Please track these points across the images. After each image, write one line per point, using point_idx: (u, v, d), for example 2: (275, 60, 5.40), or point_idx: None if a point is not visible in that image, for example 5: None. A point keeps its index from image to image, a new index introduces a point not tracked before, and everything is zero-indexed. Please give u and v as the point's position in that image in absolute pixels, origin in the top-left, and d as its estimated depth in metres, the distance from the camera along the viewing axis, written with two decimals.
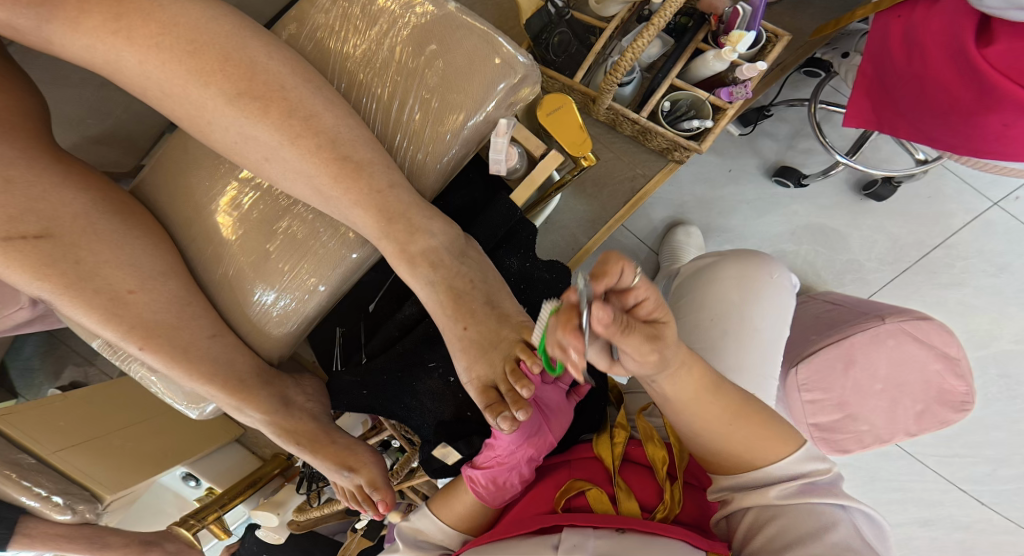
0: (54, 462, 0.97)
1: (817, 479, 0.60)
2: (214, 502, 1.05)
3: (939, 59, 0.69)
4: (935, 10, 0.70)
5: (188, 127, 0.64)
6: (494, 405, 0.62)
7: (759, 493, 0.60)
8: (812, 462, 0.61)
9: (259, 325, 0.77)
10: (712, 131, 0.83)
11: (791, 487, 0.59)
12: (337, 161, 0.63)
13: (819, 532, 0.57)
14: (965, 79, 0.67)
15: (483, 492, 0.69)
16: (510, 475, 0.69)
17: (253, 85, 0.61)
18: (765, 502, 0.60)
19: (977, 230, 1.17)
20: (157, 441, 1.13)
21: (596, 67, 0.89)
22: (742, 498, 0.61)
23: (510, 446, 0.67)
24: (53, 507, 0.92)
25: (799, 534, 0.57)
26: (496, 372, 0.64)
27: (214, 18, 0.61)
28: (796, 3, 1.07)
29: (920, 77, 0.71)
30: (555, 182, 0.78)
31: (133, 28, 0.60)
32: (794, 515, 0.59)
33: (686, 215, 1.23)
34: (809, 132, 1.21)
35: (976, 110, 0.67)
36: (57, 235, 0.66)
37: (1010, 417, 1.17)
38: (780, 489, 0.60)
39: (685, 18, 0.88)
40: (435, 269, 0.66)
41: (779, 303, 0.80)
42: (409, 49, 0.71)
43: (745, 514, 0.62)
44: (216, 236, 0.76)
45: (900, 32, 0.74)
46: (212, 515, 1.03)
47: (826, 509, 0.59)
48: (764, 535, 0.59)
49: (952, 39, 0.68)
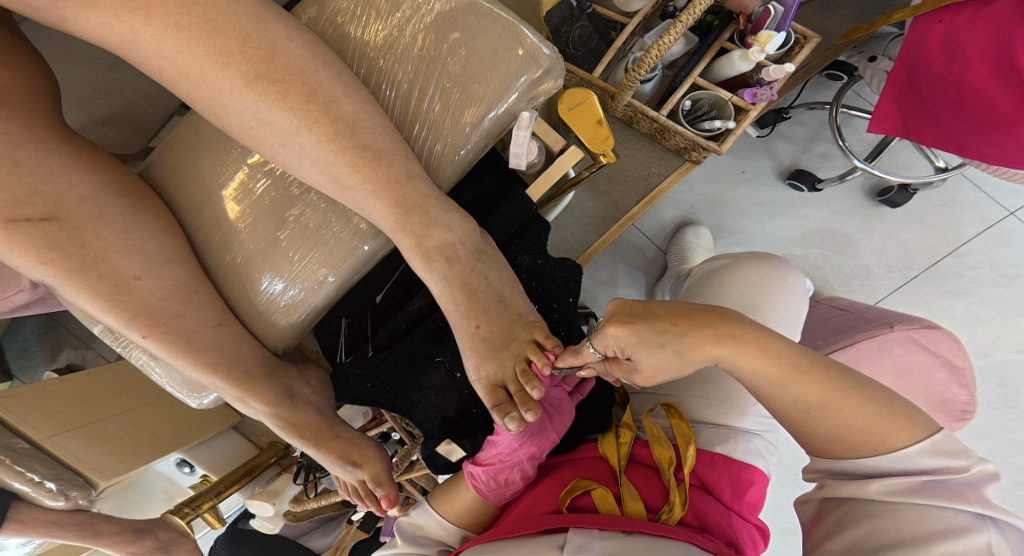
0: (50, 447, 0.96)
1: (941, 479, 0.54)
2: (210, 490, 1.06)
3: (984, 65, 0.68)
4: (982, 15, 0.69)
5: (203, 110, 0.63)
6: (501, 405, 0.62)
7: (860, 485, 0.56)
8: (930, 460, 0.55)
9: (266, 315, 0.75)
10: (733, 133, 0.82)
11: (900, 483, 0.55)
12: (355, 150, 0.61)
13: (924, 535, 0.52)
14: (1010, 87, 0.66)
15: (483, 488, 0.68)
16: (511, 472, 0.68)
17: (272, 68, 0.59)
18: (864, 496, 0.56)
19: (990, 239, 1.16)
20: (152, 430, 1.11)
21: (617, 63, 0.87)
22: (839, 485, 0.58)
23: (511, 443, 0.67)
24: (46, 493, 0.89)
25: (903, 536, 0.53)
26: (506, 372, 0.64)
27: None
28: (825, 4, 1.05)
29: (960, 83, 0.70)
30: (572, 178, 0.75)
31: (151, 6, 0.57)
32: (905, 514, 0.54)
33: (696, 215, 1.22)
34: (825, 136, 1.20)
35: (1016, 119, 0.66)
36: (63, 218, 0.65)
37: (1009, 428, 1.17)
38: (885, 485, 0.55)
39: (711, 17, 0.87)
40: (451, 264, 0.65)
41: (793, 306, 0.79)
42: (430, 37, 0.69)
43: (844, 504, 0.58)
44: (225, 223, 0.74)
45: (941, 36, 0.73)
46: (207, 503, 1.04)
47: (946, 512, 0.52)
48: (857, 528, 0.56)
49: (1001, 45, 0.67)
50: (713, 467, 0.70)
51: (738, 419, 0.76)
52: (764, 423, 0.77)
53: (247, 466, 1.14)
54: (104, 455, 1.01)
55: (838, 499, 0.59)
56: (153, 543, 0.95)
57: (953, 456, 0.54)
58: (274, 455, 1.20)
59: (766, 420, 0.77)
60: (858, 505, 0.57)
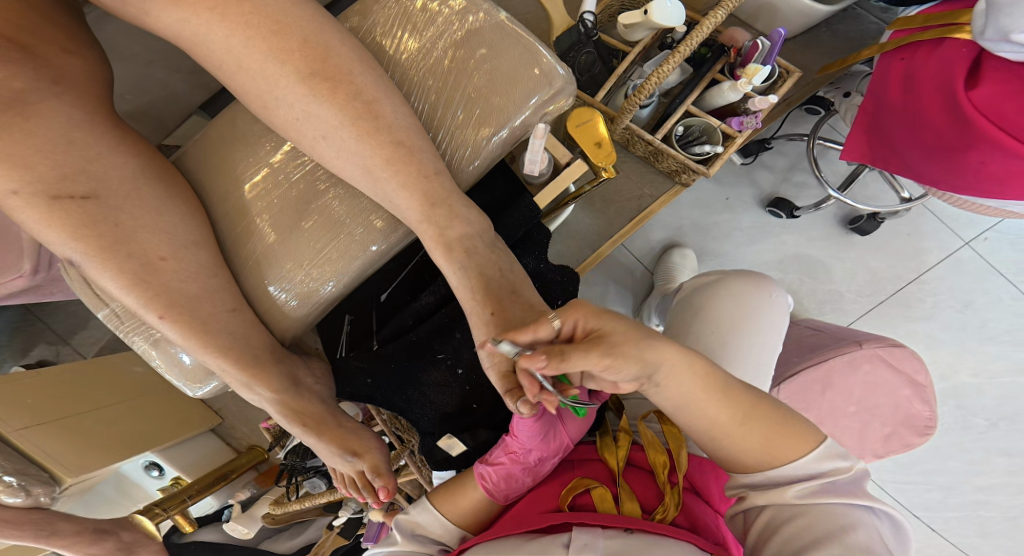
0: (14, 440, 0.91)
1: (836, 480, 0.58)
2: (181, 492, 1.08)
3: (930, 97, 0.77)
4: (935, 53, 0.79)
5: (253, 103, 0.67)
6: (512, 391, 0.65)
7: (779, 492, 0.58)
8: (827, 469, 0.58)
9: (277, 305, 0.78)
10: (720, 157, 0.90)
11: (809, 487, 0.58)
12: (391, 145, 0.66)
13: (838, 532, 0.55)
14: (950, 117, 0.75)
15: (493, 487, 0.72)
16: (524, 476, 0.72)
17: (326, 67, 0.64)
18: (784, 501, 0.58)
19: (948, 267, 1.26)
20: (125, 428, 1.10)
21: (617, 90, 0.96)
22: (757, 496, 0.60)
23: (523, 446, 0.71)
24: (4, 488, 0.82)
25: (819, 534, 0.55)
26: (516, 356, 0.68)
27: (301, 4, 0.65)
28: (807, 43, 1.16)
29: (913, 113, 0.80)
30: (572, 193, 0.82)
31: (228, 5, 0.62)
32: (817, 515, 0.57)
33: (683, 238, 1.30)
34: (805, 166, 1.30)
35: (958, 146, 0.75)
36: (104, 197, 0.68)
37: (966, 448, 1.25)
38: (798, 488, 0.58)
39: (705, 49, 0.97)
40: (470, 256, 0.69)
41: (780, 321, 0.85)
42: (460, 51, 0.75)
43: (760, 513, 0.60)
44: (247, 215, 0.77)
45: (901, 72, 0.83)
46: (177, 504, 1.05)
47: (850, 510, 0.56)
48: (782, 536, 0.57)
49: (944, 80, 0.76)
50: (702, 472, 0.74)
51: None
52: None
53: (222, 471, 1.20)
54: (77, 451, 0.99)
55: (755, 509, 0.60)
56: (116, 543, 0.91)
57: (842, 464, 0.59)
58: (252, 460, 1.28)
59: None
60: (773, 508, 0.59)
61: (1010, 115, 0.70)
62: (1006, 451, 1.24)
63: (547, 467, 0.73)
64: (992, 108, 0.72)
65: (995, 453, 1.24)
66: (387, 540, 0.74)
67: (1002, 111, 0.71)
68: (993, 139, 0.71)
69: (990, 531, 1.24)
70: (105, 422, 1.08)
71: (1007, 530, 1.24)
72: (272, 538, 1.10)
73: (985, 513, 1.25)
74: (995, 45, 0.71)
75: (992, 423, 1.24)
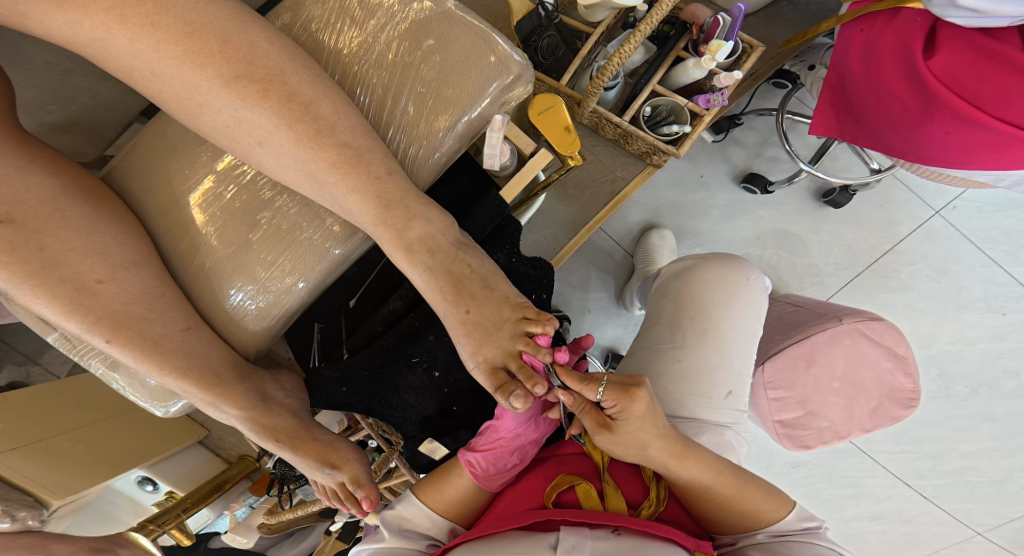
0: None
1: (797, 531, 0.68)
2: (175, 506, 0.98)
3: (890, 69, 0.75)
4: (892, 24, 0.76)
5: (176, 111, 0.65)
6: (505, 386, 0.63)
7: (751, 534, 0.69)
8: (804, 522, 0.69)
9: (234, 319, 0.75)
10: (689, 136, 0.87)
11: (774, 534, 0.68)
12: (336, 147, 0.64)
13: None
14: (912, 88, 0.73)
15: (481, 474, 0.69)
16: (511, 455, 0.70)
17: (251, 68, 0.62)
18: (755, 543, 0.68)
19: (921, 237, 1.25)
20: (117, 442, 1.03)
21: (582, 72, 0.92)
22: (738, 537, 0.69)
23: (516, 428, 0.69)
24: None
25: None
26: (505, 354, 0.64)
27: (213, 2, 0.62)
28: (770, 15, 1.13)
29: (876, 86, 0.77)
30: (542, 181, 0.79)
31: (127, 7, 0.60)
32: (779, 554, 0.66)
33: (660, 219, 1.28)
34: (775, 141, 1.28)
35: (921, 117, 0.73)
36: (20, 221, 0.65)
37: (949, 415, 1.26)
38: (768, 533, 0.68)
39: (667, 26, 0.93)
40: (433, 256, 0.67)
41: (755, 303, 0.83)
42: (405, 44, 0.72)
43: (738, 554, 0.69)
44: (190, 227, 0.74)
45: (859, 44, 0.80)
46: (173, 519, 0.96)
47: (821, 546, 0.67)
48: None
49: (904, 50, 0.74)
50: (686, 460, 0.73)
51: (710, 412, 0.78)
52: (738, 415, 0.80)
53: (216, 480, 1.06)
54: (61, 471, 0.92)
55: (741, 550, 0.69)
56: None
57: (812, 518, 0.70)
58: (245, 470, 1.12)
59: (738, 413, 0.79)
60: (759, 549, 0.67)
61: (970, 85, 0.69)
62: (988, 417, 1.26)
63: (534, 451, 0.72)
64: (952, 78, 0.70)
65: (977, 419, 1.26)
66: (372, 537, 0.71)
67: (961, 80, 0.70)
68: (954, 108, 0.69)
69: (979, 496, 1.28)
70: (93, 439, 1.01)
71: (990, 493, 1.28)
72: (277, 544, 1.11)
73: (973, 478, 1.27)
74: (943, 10, 0.69)
75: (972, 389, 1.25)
